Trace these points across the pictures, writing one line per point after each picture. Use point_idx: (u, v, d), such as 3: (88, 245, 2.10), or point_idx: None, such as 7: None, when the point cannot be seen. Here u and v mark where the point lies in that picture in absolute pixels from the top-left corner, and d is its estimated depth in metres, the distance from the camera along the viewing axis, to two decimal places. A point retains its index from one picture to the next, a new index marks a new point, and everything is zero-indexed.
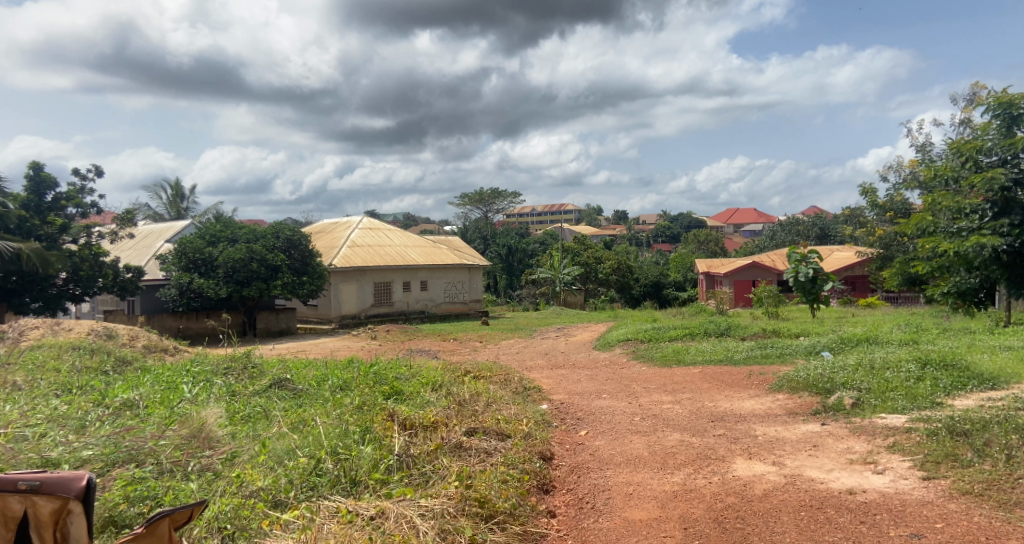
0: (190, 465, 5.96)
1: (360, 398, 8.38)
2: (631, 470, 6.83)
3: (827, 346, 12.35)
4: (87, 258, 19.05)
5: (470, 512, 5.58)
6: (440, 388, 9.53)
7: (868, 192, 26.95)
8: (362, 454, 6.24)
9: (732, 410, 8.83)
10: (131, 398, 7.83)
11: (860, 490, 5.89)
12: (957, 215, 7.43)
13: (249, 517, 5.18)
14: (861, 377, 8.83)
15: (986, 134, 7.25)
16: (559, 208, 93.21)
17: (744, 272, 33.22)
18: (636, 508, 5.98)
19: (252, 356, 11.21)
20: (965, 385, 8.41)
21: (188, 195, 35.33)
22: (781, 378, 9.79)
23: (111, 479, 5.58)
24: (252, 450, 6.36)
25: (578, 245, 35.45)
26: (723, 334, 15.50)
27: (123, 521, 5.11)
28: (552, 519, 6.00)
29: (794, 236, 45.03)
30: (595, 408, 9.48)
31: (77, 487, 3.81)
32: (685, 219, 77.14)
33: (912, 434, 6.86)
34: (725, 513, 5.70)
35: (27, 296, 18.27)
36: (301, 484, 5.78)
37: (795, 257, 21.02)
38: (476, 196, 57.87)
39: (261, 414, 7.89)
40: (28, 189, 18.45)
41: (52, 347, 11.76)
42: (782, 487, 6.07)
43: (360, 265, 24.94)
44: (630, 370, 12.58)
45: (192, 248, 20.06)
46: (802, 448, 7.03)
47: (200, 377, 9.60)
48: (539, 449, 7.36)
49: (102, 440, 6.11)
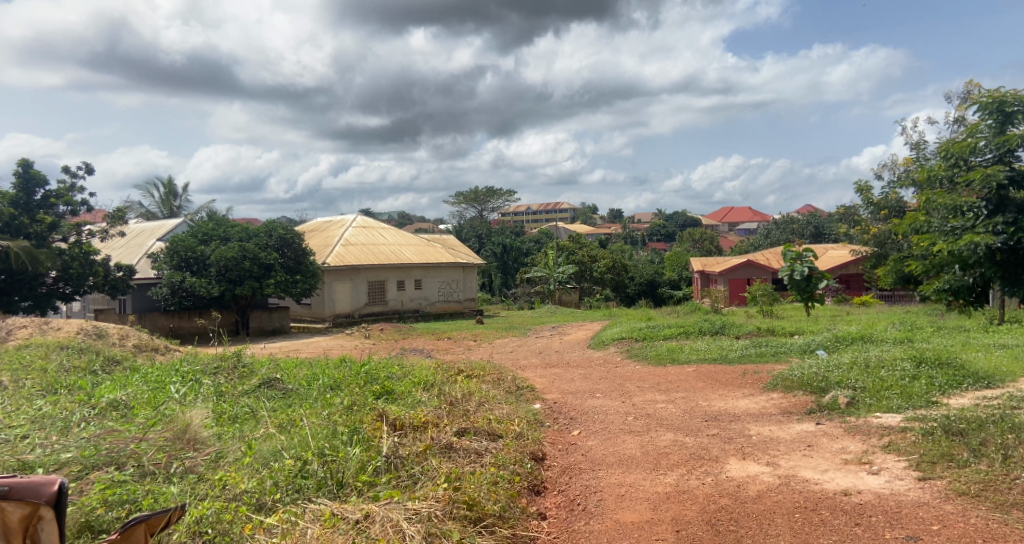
0: (172, 467, 5.88)
1: (350, 398, 8.26)
2: (623, 470, 6.74)
3: (822, 345, 12.27)
4: (77, 257, 18.89)
5: (458, 515, 5.47)
6: (431, 387, 9.42)
7: (863, 189, 26.89)
8: (349, 455, 6.13)
9: (726, 409, 8.74)
10: (117, 399, 7.71)
11: (855, 491, 5.81)
12: (952, 214, 7.28)
13: (231, 521, 5.09)
14: (856, 376, 8.75)
15: (978, 133, 7.16)
16: (554, 207, 93.07)
17: (739, 271, 33.17)
18: (628, 510, 5.88)
19: (242, 355, 11.05)
20: (961, 384, 8.33)
21: (181, 193, 35.17)
22: (776, 377, 9.70)
23: (89, 483, 5.49)
24: (237, 451, 6.26)
25: (573, 243, 35.34)
26: (717, 332, 15.41)
27: (100, 526, 5.03)
28: (543, 522, 5.92)
29: (789, 234, 44.98)
30: (588, 408, 9.37)
31: (48, 491, 3.94)
32: (679, 219, 77.12)
33: (907, 434, 6.78)
34: (718, 516, 5.61)
35: (16, 295, 18.04)
36: (287, 486, 5.69)
37: (790, 255, 20.96)
38: (471, 196, 57.79)
39: (249, 414, 7.80)
40: (17, 187, 18.27)
41: (40, 347, 11.59)
42: (777, 488, 5.98)
43: (353, 264, 24.78)
44: (624, 370, 12.46)
45: (184, 247, 19.93)
46: (797, 447, 6.95)
47: (189, 377, 9.47)
48: (530, 449, 7.27)
49: (82, 442, 5.99)
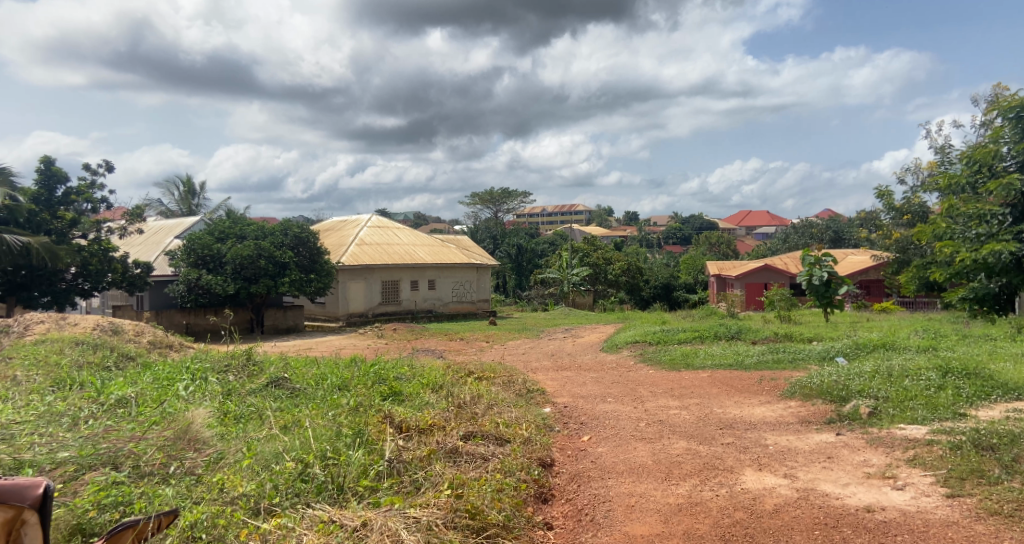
0: (171, 468, 5.69)
1: (358, 398, 8.05)
2: (634, 480, 6.48)
3: (842, 352, 11.94)
4: (96, 253, 18.82)
5: (459, 524, 5.27)
6: (439, 389, 9.18)
7: (885, 194, 26.47)
8: (351, 459, 5.92)
9: (741, 417, 8.46)
10: (125, 396, 7.54)
11: (879, 508, 5.52)
12: (976, 221, 7.06)
13: (226, 526, 4.88)
14: (879, 385, 8.44)
15: (1000, 140, 6.93)
16: (570, 208, 92.86)
17: (756, 275, 32.76)
18: (638, 522, 5.63)
19: (254, 353, 10.87)
20: (988, 395, 7.98)
21: (200, 192, 35.25)
22: (793, 384, 9.41)
23: (82, 484, 5.29)
24: (238, 453, 6.05)
25: (588, 245, 35.07)
26: (733, 337, 15.13)
27: (91, 529, 4.84)
28: (549, 532, 5.69)
29: (807, 239, 44.43)
30: (599, 413, 9.14)
31: (33, 495, 3.88)
32: (696, 221, 76.60)
33: (934, 447, 6.49)
34: (733, 530, 5.35)
35: (36, 290, 18.03)
36: (286, 490, 5.47)
37: (809, 259, 20.49)
38: (487, 196, 57.64)
39: (254, 414, 7.60)
40: (39, 183, 18.29)
41: (56, 342, 11.51)
42: (795, 503, 5.71)
43: (368, 263, 24.64)
44: (637, 373, 12.24)
45: (201, 245, 19.81)
46: (816, 459, 6.67)
47: (198, 374, 9.27)
48: (538, 454, 7.04)
49: (81, 440, 5.80)
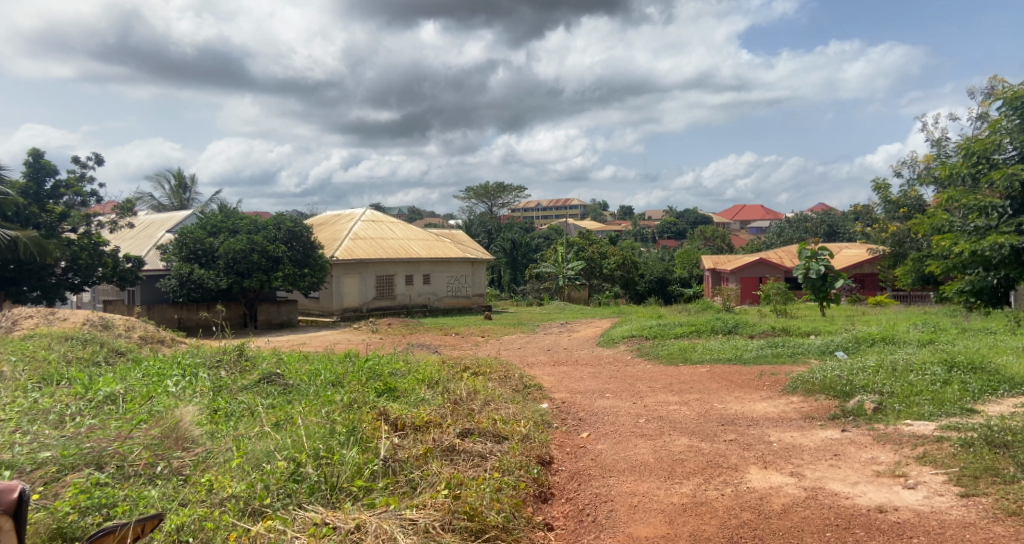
0: (158, 468, 5.51)
1: (352, 395, 7.85)
2: (636, 479, 6.33)
3: (843, 347, 11.80)
4: (87, 247, 18.54)
5: (457, 527, 5.10)
6: (435, 385, 8.97)
7: (880, 187, 26.42)
8: (344, 459, 5.74)
9: (744, 413, 8.30)
10: (113, 392, 7.31)
11: (891, 508, 5.37)
12: (975, 213, 6.89)
13: (214, 529, 4.71)
14: (883, 380, 8.28)
15: (999, 131, 6.81)
16: (565, 204, 92.59)
17: (751, 268, 32.69)
18: (642, 524, 5.47)
19: (246, 348, 10.67)
20: (995, 390, 7.83)
21: (191, 186, 34.92)
22: (795, 380, 9.25)
23: (64, 485, 5.11)
24: (228, 452, 5.86)
25: (583, 239, 34.39)
26: (730, 331, 14.96)
27: (72, 533, 4.65)
28: (549, 533, 5.53)
29: (802, 233, 44.26)
30: (598, 409, 8.96)
31: (7, 500, 3.70)
32: (691, 215, 76.39)
33: (944, 445, 6.34)
34: (740, 532, 5.19)
35: (25, 284, 17.77)
36: (278, 490, 5.28)
37: (805, 253, 20.27)
38: (481, 190, 57.41)
39: (245, 411, 7.41)
40: (28, 176, 17.98)
41: (44, 337, 11.25)
42: (803, 502, 5.56)
43: (362, 257, 24.41)
44: (634, 369, 12.08)
45: (193, 239, 19.57)
46: (822, 457, 6.52)
47: (190, 370, 9.06)
48: (536, 452, 6.86)
49: (63, 440, 5.59)
